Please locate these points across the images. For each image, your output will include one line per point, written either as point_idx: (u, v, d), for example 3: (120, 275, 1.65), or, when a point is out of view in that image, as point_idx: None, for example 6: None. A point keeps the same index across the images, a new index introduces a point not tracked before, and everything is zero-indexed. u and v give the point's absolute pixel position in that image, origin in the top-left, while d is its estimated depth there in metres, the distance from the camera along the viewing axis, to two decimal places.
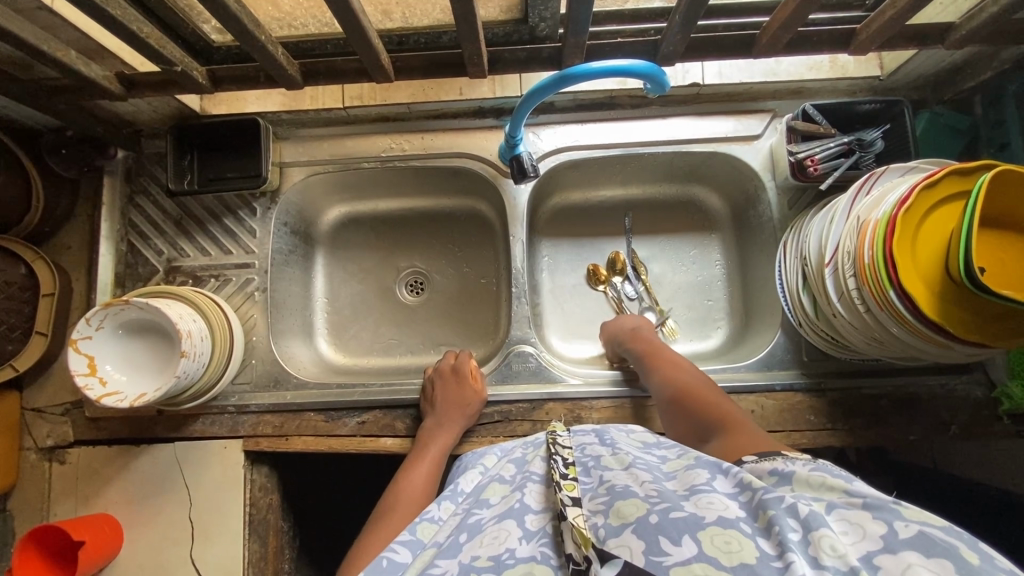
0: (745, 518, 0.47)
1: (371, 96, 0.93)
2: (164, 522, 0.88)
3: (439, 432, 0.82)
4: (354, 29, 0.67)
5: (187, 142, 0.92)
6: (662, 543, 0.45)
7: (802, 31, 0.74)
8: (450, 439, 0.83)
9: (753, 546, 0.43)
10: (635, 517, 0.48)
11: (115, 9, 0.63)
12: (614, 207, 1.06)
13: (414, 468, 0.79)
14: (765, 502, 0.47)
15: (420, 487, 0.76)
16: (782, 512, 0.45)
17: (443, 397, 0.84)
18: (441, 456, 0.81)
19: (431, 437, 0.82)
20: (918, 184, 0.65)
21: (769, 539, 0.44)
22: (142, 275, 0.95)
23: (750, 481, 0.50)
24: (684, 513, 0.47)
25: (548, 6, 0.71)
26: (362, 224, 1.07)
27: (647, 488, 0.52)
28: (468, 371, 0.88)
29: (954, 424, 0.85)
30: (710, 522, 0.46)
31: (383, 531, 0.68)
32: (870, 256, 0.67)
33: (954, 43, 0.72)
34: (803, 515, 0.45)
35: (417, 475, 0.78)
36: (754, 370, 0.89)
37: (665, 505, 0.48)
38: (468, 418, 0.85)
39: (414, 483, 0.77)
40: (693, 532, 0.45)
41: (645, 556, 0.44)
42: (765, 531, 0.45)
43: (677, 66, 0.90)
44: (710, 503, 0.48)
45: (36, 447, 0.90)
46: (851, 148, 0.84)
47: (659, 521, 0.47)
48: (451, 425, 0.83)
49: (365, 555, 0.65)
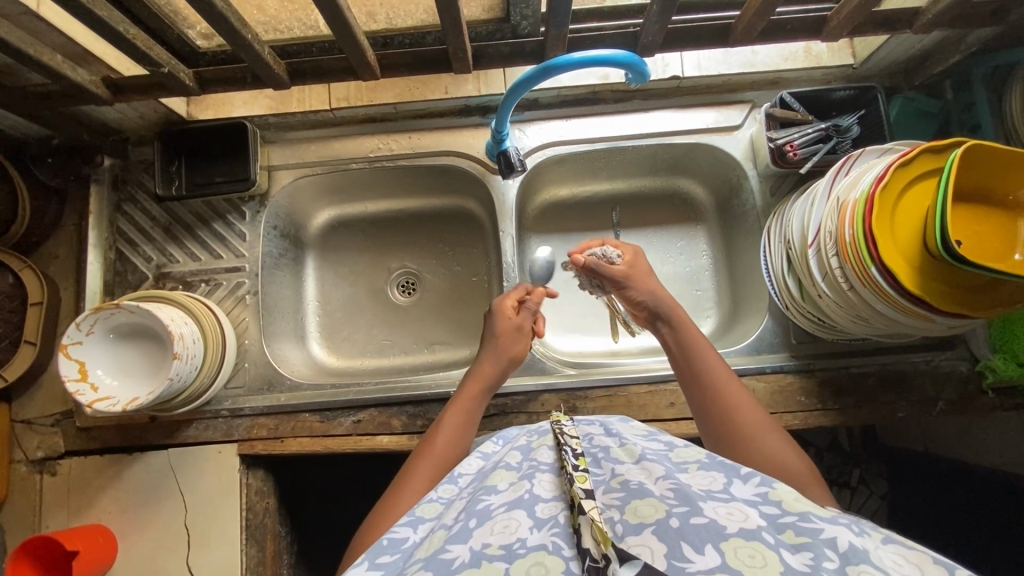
0: (767, 528, 0.47)
1: (357, 97, 0.94)
2: (160, 529, 0.87)
3: (485, 367, 0.79)
4: (341, 27, 0.68)
5: (174, 148, 0.93)
6: (685, 549, 0.45)
7: (774, 20, 0.77)
8: (497, 377, 0.79)
9: (778, 560, 0.44)
10: (655, 518, 0.48)
11: (101, 11, 0.64)
12: (601, 201, 1.08)
13: (453, 408, 0.75)
14: (795, 526, 0.47)
15: (454, 434, 0.72)
16: (818, 541, 0.45)
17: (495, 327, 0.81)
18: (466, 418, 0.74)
19: (479, 372, 0.79)
20: (893, 163, 0.66)
21: (794, 557, 0.44)
22: (132, 282, 0.94)
23: (775, 498, 0.50)
24: (704, 520, 0.47)
25: (529, 4, 0.73)
26: (352, 226, 1.08)
27: (663, 486, 0.52)
28: (506, 314, 0.82)
29: (941, 400, 0.87)
30: (732, 533, 0.46)
31: (409, 482, 0.66)
32: (851, 234, 0.69)
33: (922, 27, 0.75)
34: (841, 549, 0.44)
35: (456, 415, 0.74)
36: (745, 355, 0.91)
37: (683, 509, 0.49)
38: (513, 365, 0.81)
39: (450, 431, 0.72)
40: (715, 542, 0.45)
41: (667, 560, 0.44)
42: (791, 546, 0.45)
43: (657, 59, 0.92)
44: (731, 513, 0.48)
45: (26, 459, 0.89)
46: (828, 133, 0.87)
47: (680, 525, 0.47)
48: (499, 358, 0.80)
49: (396, 507, 0.63)
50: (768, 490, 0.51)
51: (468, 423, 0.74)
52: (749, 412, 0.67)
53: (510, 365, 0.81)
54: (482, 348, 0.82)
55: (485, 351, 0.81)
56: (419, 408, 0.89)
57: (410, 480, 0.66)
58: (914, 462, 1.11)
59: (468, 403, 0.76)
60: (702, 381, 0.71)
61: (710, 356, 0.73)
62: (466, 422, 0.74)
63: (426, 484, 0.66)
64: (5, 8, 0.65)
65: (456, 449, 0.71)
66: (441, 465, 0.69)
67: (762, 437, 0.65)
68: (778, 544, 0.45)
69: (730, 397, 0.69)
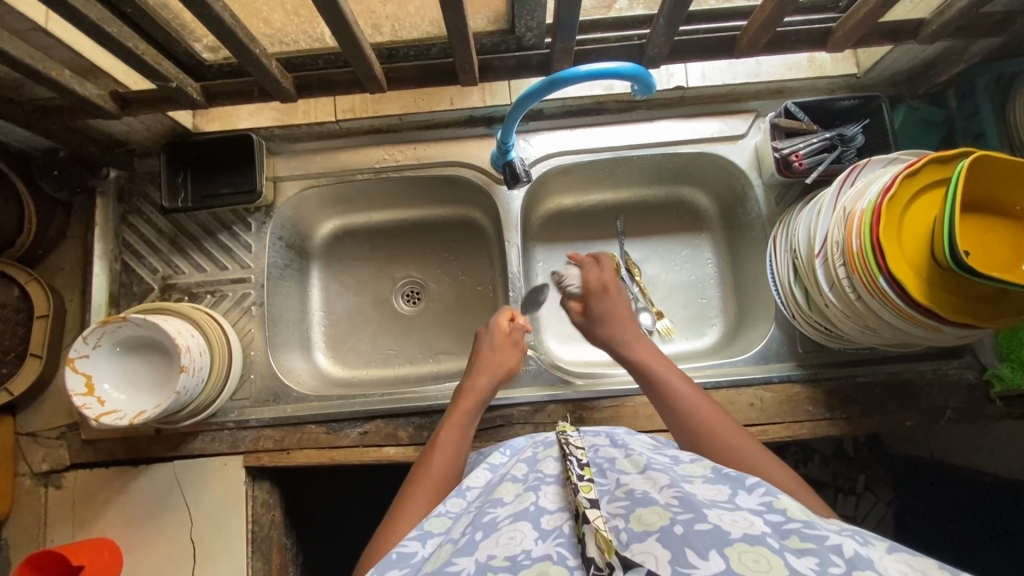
0: (772, 534, 0.47)
1: (363, 109, 0.95)
2: (166, 544, 0.86)
3: (478, 381, 0.79)
4: (348, 40, 0.68)
5: (180, 160, 0.93)
6: (689, 555, 0.45)
7: (780, 32, 0.77)
8: (490, 391, 0.79)
9: (782, 564, 0.43)
10: (659, 526, 0.48)
11: (111, 27, 0.64)
12: (606, 210, 1.08)
13: (449, 422, 0.75)
14: (800, 532, 0.47)
15: (449, 448, 0.71)
16: (822, 548, 0.45)
17: (489, 343, 0.83)
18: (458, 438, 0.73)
19: (472, 386, 0.79)
20: (900, 173, 0.66)
21: (799, 561, 0.44)
22: (137, 294, 0.94)
23: (780, 507, 0.50)
24: (708, 526, 0.47)
25: (534, 16, 0.73)
26: (356, 236, 1.08)
27: (667, 494, 0.52)
28: (498, 330, 0.84)
29: (949, 409, 0.87)
30: (736, 538, 0.46)
31: (410, 502, 0.65)
32: (858, 245, 0.69)
33: (926, 37, 0.75)
34: (847, 555, 0.44)
35: (452, 432, 0.73)
36: (752, 364, 0.91)
37: (688, 515, 0.48)
38: (505, 377, 0.81)
39: (445, 446, 0.71)
40: (720, 547, 0.45)
41: (672, 566, 0.44)
42: (796, 551, 0.45)
43: (661, 70, 0.93)
44: (735, 520, 0.48)
45: (31, 472, 0.89)
46: (833, 143, 0.87)
47: (685, 531, 0.47)
48: (493, 374, 0.80)
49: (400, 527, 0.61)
50: (773, 499, 0.52)
51: (463, 440, 0.73)
52: (732, 433, 0.66)
53: (503, 377, 0.81)
54: (471, 365, 0.82)
55: (478, 366, 0.81)
56: (426, 419, 0.89)
57: (409, 501, 0.65)
58: (922, 470, 1.10)
59: (464, 415, 0.75)
60: (673, 402, 0.70)
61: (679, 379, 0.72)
62: (460, 440, 0.73)
63: (428, 503, 0.65)
64: (14, 23, 0.65)
65: (453, 468, 0.70)
66: (437, 481, 0.67)
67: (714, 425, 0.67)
68: (783, 548, 0.45)
69: (702, 417, 0.68)
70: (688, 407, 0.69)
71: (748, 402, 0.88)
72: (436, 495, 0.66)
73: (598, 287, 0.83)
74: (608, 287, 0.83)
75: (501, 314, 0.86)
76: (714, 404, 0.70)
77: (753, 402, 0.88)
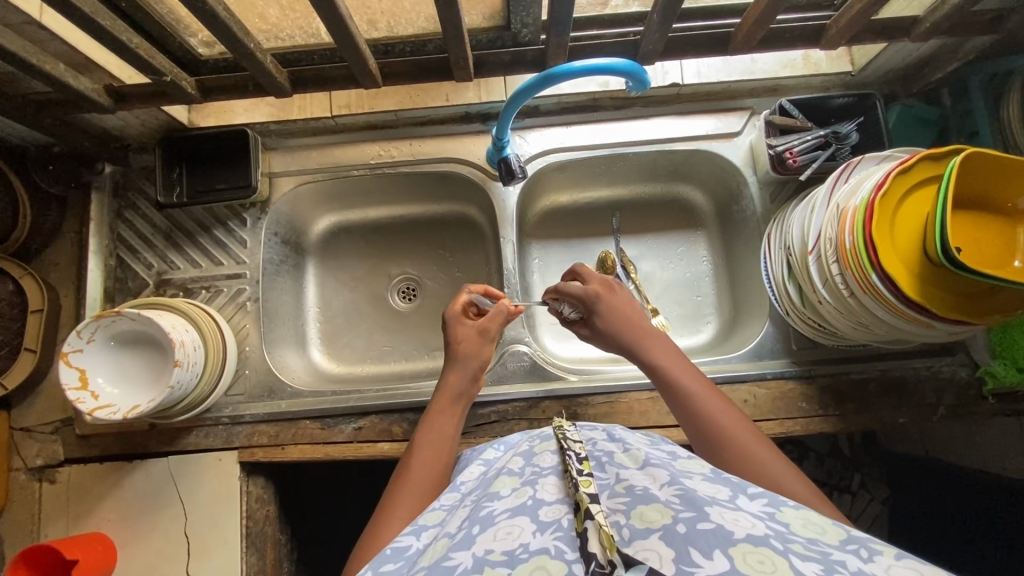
0: (775, 537, 0.47)
1: (359, 105, 0.95)
2: (159, 538, 0.86)
3: (449, 382, 0.77)
4: (344, 36, 0.68)
5: (176, 156, 0.93)
6: (693, 554, 0.45)
7: (774, 29, 0.77)
8: (463, 390, 0.77)
9: (787, 566, 0.43)
10: (661, 524, 0.48)
11: (105, 20, 0.64)
12: (602, 207, 1.08)
13: (425, 422, 0.74)
14: (804, 543, 0.46)
15: (432, 445, 0.71)
16: (827, 559, 0.44)
17: (461, 332, 0.79)
18: (439, 435, 0.72)
19: (446, 389, 0.77)
20: (892, 170, 0.66)
21: (804, 564, 0.43)
22: (132, 289, 0.94)
23: (782, 518, 0.50)
24: (711, 525, 0.47)
25: (529, 12, 0.73)
26: (352, 232, 1.08)
27: (668, 492, 0.53)
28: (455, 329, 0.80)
29: (942, 406, 0.87)
30: (740, 538, 0.45)
31: (404, 498, 0.65)
32: (851, 242, 0.69)
33: (920, 35, 0.76)
34: (852, 570, 0.43)
35: (431, 429, 0.73)
36: (746, 361, 0.91)
37: (690, 514, 0.48)
38: (479, 371, 0.79)
39: (427, 443, 0.71)
40: (724, 547, 0.45)
41: (675, 565, 0.44)
42: (800, 555, 0.44)
43: (656, 67, 0.93)
44: (736, 520, 0.48)
45: (25, 467, 0.89)
46: (828, 141, 0.87)
47: (688, 530, 0.47)
48: (465, 370, 0.77)
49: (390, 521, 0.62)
50: (774, 510, 0.51)
51: (446, 435, 0.73)
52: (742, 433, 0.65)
53: (478, 369, 0.78)
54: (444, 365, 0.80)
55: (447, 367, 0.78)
56: (420, 415, 0.89)
57: (398, 500, 0.65)
58: (916, 468, 1.11)
59: (440, 412, 0.74)
60: (690, 406, 0.69)
61: (689, 376, 0.71)
62: (441, 434, 0.72)
63: (423, 504, 0.65)
64: (9, 17, 0.65)
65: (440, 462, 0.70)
66: (425, 481, 0.67)
67: (725, 424, 0.66)
68: (786, 551, 0.45)
69: (722, 425, 0.66)
70: (703, 407, 0.68)
71: (743, 398, 0.88)
72: (426, 488, 0.66)
73: (588, 298, 0.78)
74: (598, 294, 0.79)
75: (452, 311, 0.81)
76: (735, 410, 0.69)
77: (747, 398, 0.88)
